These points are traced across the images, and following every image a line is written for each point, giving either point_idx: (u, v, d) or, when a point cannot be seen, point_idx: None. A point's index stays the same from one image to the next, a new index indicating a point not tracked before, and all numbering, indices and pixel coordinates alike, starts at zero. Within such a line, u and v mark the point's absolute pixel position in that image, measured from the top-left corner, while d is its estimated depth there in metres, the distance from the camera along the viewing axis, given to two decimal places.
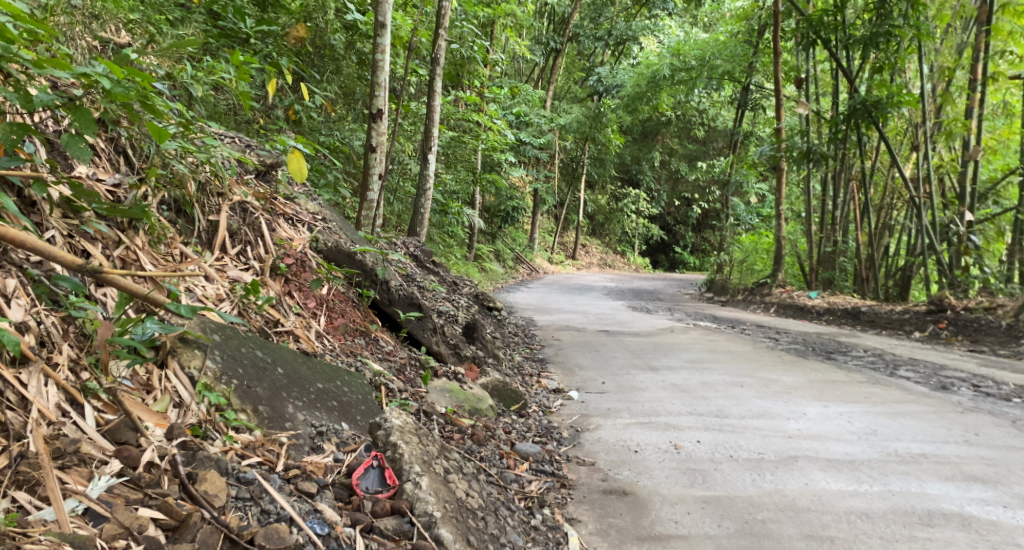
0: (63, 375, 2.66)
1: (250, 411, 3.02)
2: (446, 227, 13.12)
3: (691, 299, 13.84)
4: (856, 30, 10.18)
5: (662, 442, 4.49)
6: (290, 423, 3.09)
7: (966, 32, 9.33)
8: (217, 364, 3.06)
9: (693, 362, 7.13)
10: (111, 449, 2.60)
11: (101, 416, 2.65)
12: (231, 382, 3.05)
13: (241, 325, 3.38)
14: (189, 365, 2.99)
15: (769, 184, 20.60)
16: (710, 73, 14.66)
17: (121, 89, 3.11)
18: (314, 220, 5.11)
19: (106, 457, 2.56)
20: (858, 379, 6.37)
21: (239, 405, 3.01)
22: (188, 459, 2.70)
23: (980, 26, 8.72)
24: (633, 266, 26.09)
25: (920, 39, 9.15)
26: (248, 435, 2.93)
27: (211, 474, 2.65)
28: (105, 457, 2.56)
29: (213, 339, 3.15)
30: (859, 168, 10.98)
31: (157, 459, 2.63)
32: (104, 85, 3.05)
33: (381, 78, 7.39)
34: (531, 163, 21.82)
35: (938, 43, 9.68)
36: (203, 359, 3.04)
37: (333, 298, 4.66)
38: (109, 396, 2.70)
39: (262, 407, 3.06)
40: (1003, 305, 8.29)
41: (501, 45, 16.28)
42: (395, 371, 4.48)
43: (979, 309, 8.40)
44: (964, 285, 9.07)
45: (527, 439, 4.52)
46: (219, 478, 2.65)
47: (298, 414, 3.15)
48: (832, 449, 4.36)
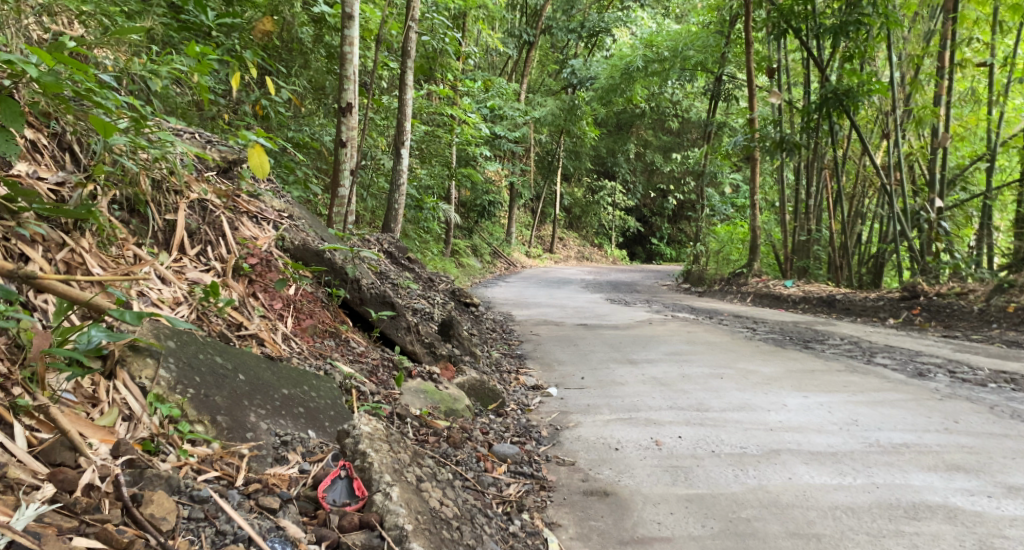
0: None
1: (207, 422, 2.85)
2: (421, 222, 12.94)
3: (669, 290, 13.76)
4: (826, 18, 10.15)
5: (643, 438, 4.37)
6: (251, 434, 2.92)
7: (933, 20, 9.27)
8: (171, 373, 2.89)
9: (672, 355, 7.02)
10: (45, 472, 2.40)
11: (34, 436, 2.46)
12: (187, 391, 2.89)
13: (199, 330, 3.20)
14: (140, 375, 2.82)
15: (742, 174, 20.56)
16: (683, 64, 14.58)
17: (50, 78, 3.05)
18: (280, 218, 4.93)
19: (39, 481, 2.37)
20: (836, 368, 6.30)
21: (195, 415, 2.84)
22: (134, 479, 2.52)
23: (947, 13, 8.70)
24: (611, 259, 26.00)
25: (889, 27, 9.12)
26: (205, 448, 2.77)
27: (159, 495, 2.47)
28: (37, 481, 2.37)
29: (168, 346, 2.98)
30: (832, 157, 10.93)
31: (98, 481, 2.44)
32: (31, 73, 2.98)
33: (349, 71, 7.20)
34: (506, 157, 21.67)
35: (906, 30, 9.66)
36: (156, 369, 2.87)
37: (300, 298, 4.48)
38: (43, 413, 2.51)
39: (221, 417, 2.90)
40: (975, 289, 8.27)
41: (473, 38, 16.09)
42: (367, 373, 4.31)
43: (951, 294, 8.37)
44: (937, 270, 9.05)
45: (504, 440, 4.37)
46: (168, 499, 2.48)
47: (260, 423, 2.99)
48: (814, 441, 4.25)
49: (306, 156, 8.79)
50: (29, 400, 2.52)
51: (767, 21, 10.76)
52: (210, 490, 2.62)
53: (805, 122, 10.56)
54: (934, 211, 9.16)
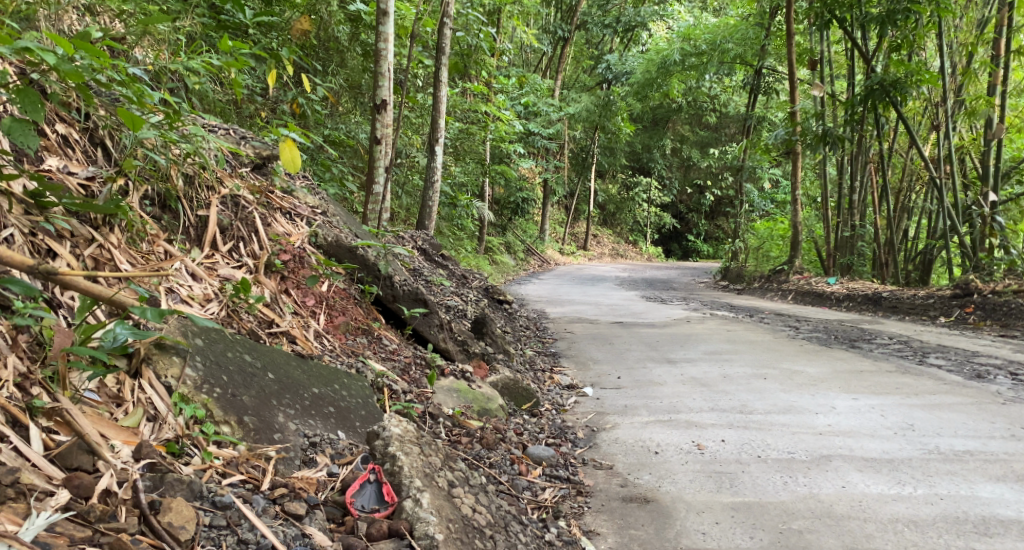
0: (6, 393, 2.39)
1: (235, 423, 2.78)
2: (455, 219, 12.86)
3: (706, 288, 13.55)
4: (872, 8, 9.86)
5: (684, 442, 4.23)
6: (279, 435, 2.85)
7: (987, 7, 8.97)
8: (197, 372, 2.83)
9: (712, 354, 6.85)
10: (60, 477, 2.31)
11: (51, 439, 2.38)
12: (213, 391, 2.82)
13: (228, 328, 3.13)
14: (166, 374, 2.76)
15: (783, 169, 20.17)
16: (721, 57, 14.33)
17: (69, 66, 2.85)
18: (313, 214, 4.86)
19: (53, 487, 2.27)
20: (886, 369, 6.09)
21: (221, 416, 2.77)
22: (154, 484, 2.44)
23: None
24: (646, 256, 25.76)
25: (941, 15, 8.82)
26: (231, 450, 2.69)
27: (177, 502, 2.38)
28: (51, 487, 2.27)
29: (195, 344, 2.92)
30: (878, 151, 10.65)
31: (115, 487, 2.35)
32: (48, 60, 2.79)
33: (385, 67, 7.13)
34: (541, 154, 21.54)
35: (958, 19, 9.34)
36: (182, 368, 2.81)
37: (333, 295, 4.41)
38: (61, 415, 2.44)
39: (248, 417, 2.83)
40: None
41: (508, 34, 15.99)
42: (399, 371, 4.22)
43: (1006, 292, 8.08)
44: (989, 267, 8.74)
45: (539, 441, 4.26)
46: (187, 507, 2.39)
47: (289, 423, 2.91)
48: (868, 447, 4.09)
49: (340, 153, 8.75)
50: (47, 400, 2.45)
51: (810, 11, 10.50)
52: (233, 495, 2.53)
53: (849, 115, 10.29)
54: (987, 206, 8.86)
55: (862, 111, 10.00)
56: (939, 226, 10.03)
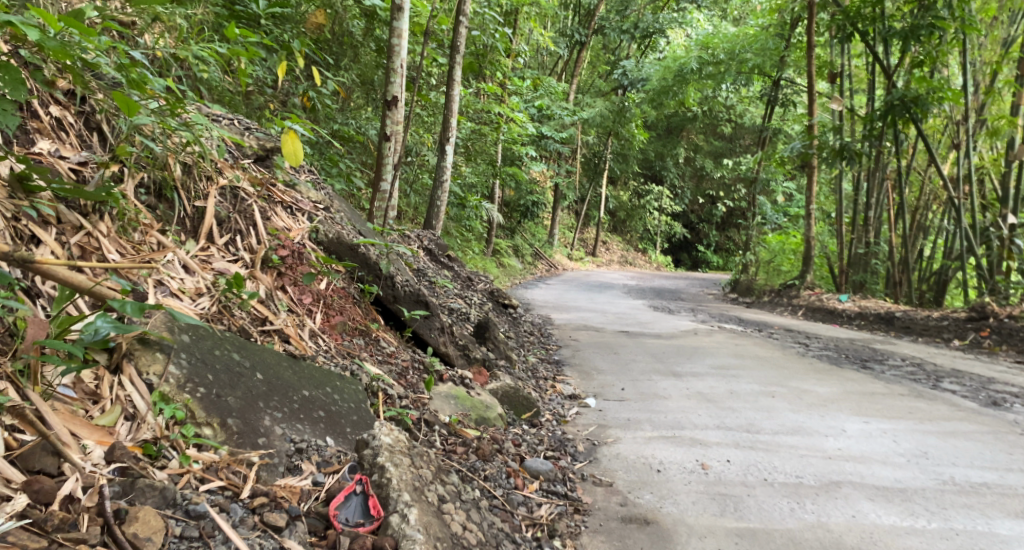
0: None
1: (217, 425, 2.67)
2: (464, 220, 12.75)
3: (715, 299, 13.41)
4: (895, 22, 9.70)
5: (688, 460, 4.10)
6: (263, 440, 2.73)
7: (1013, 26, 8.85)
8: (181, 370, 2.71)
9: (718, 369, 6.71)
10: (20, 480, 2.24)
11: (15, 439, 2.30)
12: (197, 390, 2.71)
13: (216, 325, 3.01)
14: (148, 371, 2.65)
15: (796, 183, 20.03)
16: (739, 67, 14.19)
17: (53, 44, 2.69)
18: (315, 209, 4.75)
19: (11, 492, 2.20)
20: (899, 392, 5.94)
21: (203, 417, 2.66)
22: (123, 489, 2.35)
23: None
24: (654, 265, 25.62)
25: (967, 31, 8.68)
26: (212, 454, 2.59)
27: (145, 512, 2.30)
28: (9, 492, 2.20)
29: (180, 340, 2.80)
30: (895, 168, 10.50)
31: (79, 494, 2.28)
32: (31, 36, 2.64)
33: (398, 63, 7.02)
34: (553, 158, 21.41)
35: (982, 37, 9.18)
36: (166, 365, 2.69)
37: (331, 294, 4.29)
38: (29, 412, 2.35)
39: (232, 419, 2.71)
40: None
41: (524, 36, 15.90)
42: (396, 375, 4.11)
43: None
44: (1005, 291, 8.58)
45: (537, 454, 4.13)
46: (155, 517, 2.31)
47: (275, 427, 2.80)
48: (880, 474, 3.95)
49: (350, 149, 8.64)
50: (13, 397, 2.35)
51: (831, 24, 10.36)
52: (209, 503, 2.45)
53: (869, 130, 10.20)
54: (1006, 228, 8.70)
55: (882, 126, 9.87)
56: (956, 247, 9.87)
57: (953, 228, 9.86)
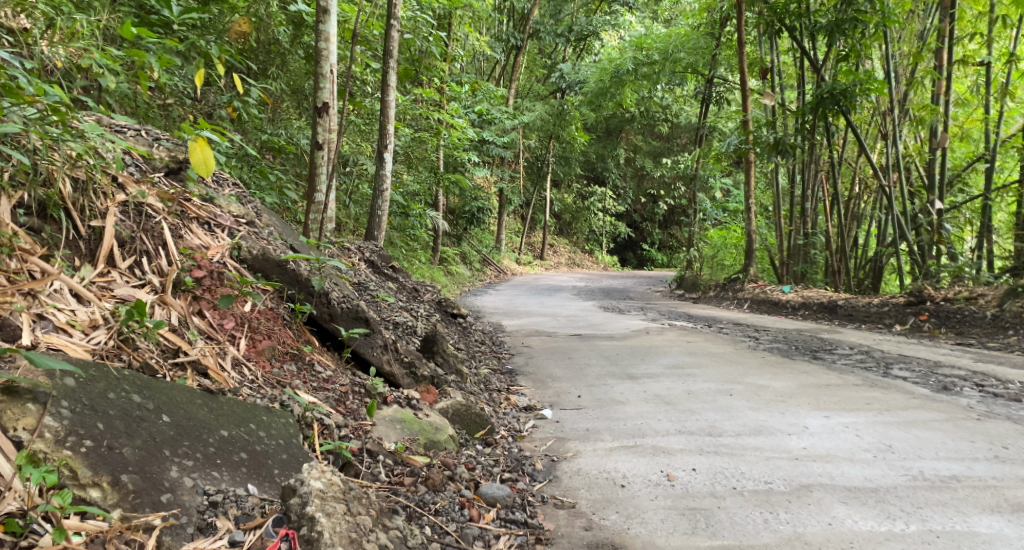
0: None
1: (108, 485, 2.55)
2: (408, 230, 12.35)
3: (662, 297, 13.26)
4: (821, 17, 9.66)
5: (652, 472, 3.79)
6: (168, 496, 2.63)
7: (928, 17, 8.85)
8: (61, 421, 2.59)
9: (674, 368, 6.46)
10: None
11: None
12: (84, 445, 2.59)
13: (114, 365, 2.90)
14: (17, 427, 2.52)
15: (733, 178, 20.01)
16: (673, 66, 14.06)
17: None
18: (237, 224, 4.34)
19: None
20: (853, 382, 5.76)
21: (90, 477, 2.54)
22: None
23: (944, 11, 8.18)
24: (601, 266, 25.46)
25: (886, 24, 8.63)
26: (98, 522, 2.49)
27: None
28: None
29: (65, 385, 2.69)
30: (828, 159, 10.46)
31: None
32: None
33: (325, 69, 6.62)
34: (496, 164, 21.05)
35: (902, 29, 9.15)
36: (39, 417, 2.56)
37: (257, 316, 3.92)
38: None
39: (126, 476, 2.60)
40: (985, 293, 7.75)
41: (459, 42, 15.58)
42: (333, 402, 3.73)
43: (959, 298, 7.84)
44: (936, 274, 8.57)
45: (493, 477, 3.78)
46: None
47: (183, 478, 2.69)
48: (849, 474, 3.68)
49: (281, 160, 8.17)
50: None
51: (761, 19, 10.28)
52: None
53: (800, 123, 10.03)
54: (936, 213, 8.69)
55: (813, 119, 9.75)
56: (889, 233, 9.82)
57: (884, 214, 9.84)
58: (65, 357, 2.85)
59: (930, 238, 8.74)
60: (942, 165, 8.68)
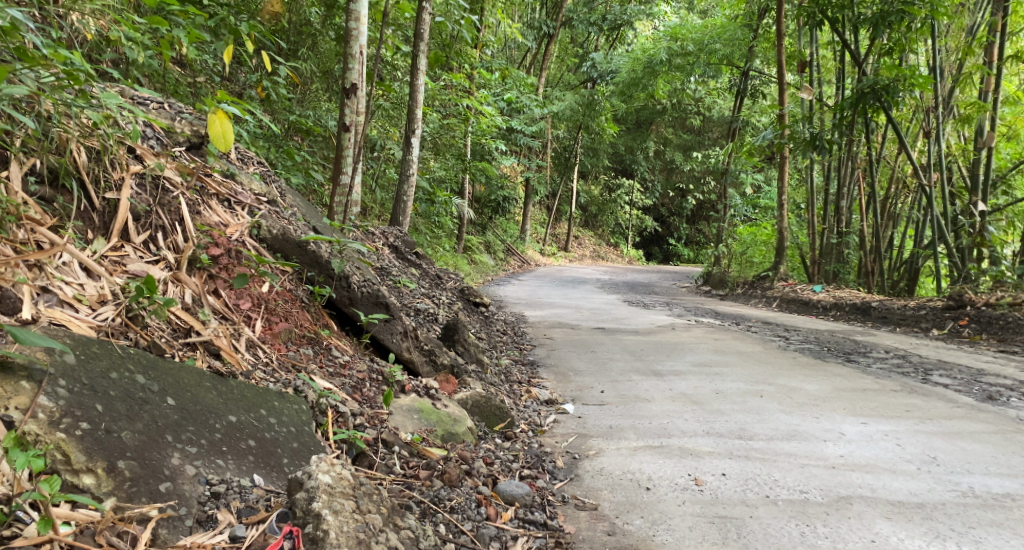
0: None
1: (103, 472, 2.44)
2: (433, 217, 12.21)
3: (688, 293, 13.03)
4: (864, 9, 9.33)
5: (679, 475, 3.62)
6: (166, 486, 2.51)
7: (978, 12, 8.53)
8: (56, 401, 2.49)
9: (701, 366, 6.27)
10: None
11: None
12: (80, 427, 2.48)
13: (119, 344, 2.80)
14: (12, 407, 2.42)
15: (764, 175, 19.66)
16: (708, 58, 13.75)
17: None
18: (257, 203, 4.22)
19: None
20: (890, 388, 5.54)
21: (84, 463, 2.43)
22: None
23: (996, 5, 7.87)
24: (627, 259, 25.22)
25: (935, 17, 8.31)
26: (88, 512, 2.36)
27: None
28: None
29: (64, 362, 2.60)
30: (865, 157, 10.17)
31: None
32: None
33: (356, 49, 6.46)
34: (523, 152, 20.85)
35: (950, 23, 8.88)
36: (34, 396, 2.47)
37: (275, 298, 3.80)
38: None
39: (122, 463, 2.49)
40: None
41: (491, 28, 15.38)
42: (350, 389, 3.60)
43: (1001, 305, 7.56)
44: (976, 279, 8.29)
45: (512, 473, 3.63)
46: None
47: (185, 465, 2.59)
48: (892, 487, 3.49)
49: (308, 142, 8.03)
50: None
51: (801, 11, 9.97)
52: None
53: (837, 119, 9.73)
54: (978, 216, 8.38)
55: (851, 115, 9.45)
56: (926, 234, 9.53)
57: (920, 215, 9.55)
58: (69, 333, 2.73)
59: (972, 241, 8.44)
60: (986, 165, 8.37)
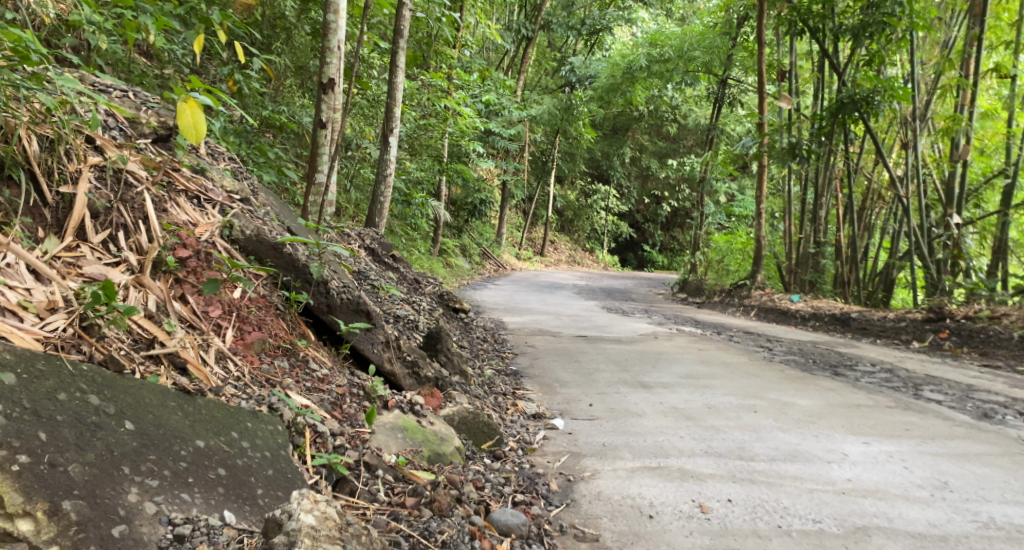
0: None
1: (46, 514, 2.21)
2: (408, 218, 11.88)
3: (664, 300, 12.82)
4: (846, 19, 9.14)
5: (683, 501, 3.38)
6: (121, 529, 2.28)
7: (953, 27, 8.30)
8: None
9: (689, 378, 6.03)
10: None
11: None
12: (17, 462, 2.24)
13: (68, 361, 2.54)
14: None
15: (739, 183, 19.50)
16: (687, 65, 13.52)
17: None
18: (230, 201, 3.93)
19: None
20: (885, 404, 5.33)
21: (20, 505, 2.19)
22: None
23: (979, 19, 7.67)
24: (602, 265, 25.01)
25: (916, 30, 8.06)
26: None
27: None
28: None
29: (3, 383, 2.35)
30: (843, 168, 9.96)
31: None
32: None
33: (333, 42, 6.14)
34: (500, 155, 20.57)
35: (926, 36, 8.64)
36: None
37: (248, 305, 3.50)
38: None
39: (69, 503, 2.25)
40: (1009, 313, 7.30)
41: (470, 29, 15.06)
42: (329, 405, 3.31)
43: (983, 317, 7.40)
44: (951, 291, 8.08)
45: (504, 498, 3.36)
46: None
47: (142, 503, 2.35)
48: (909, 516, 3.27)
49: (282, 139, 7.69)
50: None
51: (782, 19, 9.74)
52: None
53: (817, 127, 9.52)
54: (954, 228, 8.16)
55: (831, 125, 9.25)
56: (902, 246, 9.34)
57: (897, 225, 9.37)
58: (10, 347, 2.47)
59: (949, 254, 8.25)
60: (961, 178, 8.17)
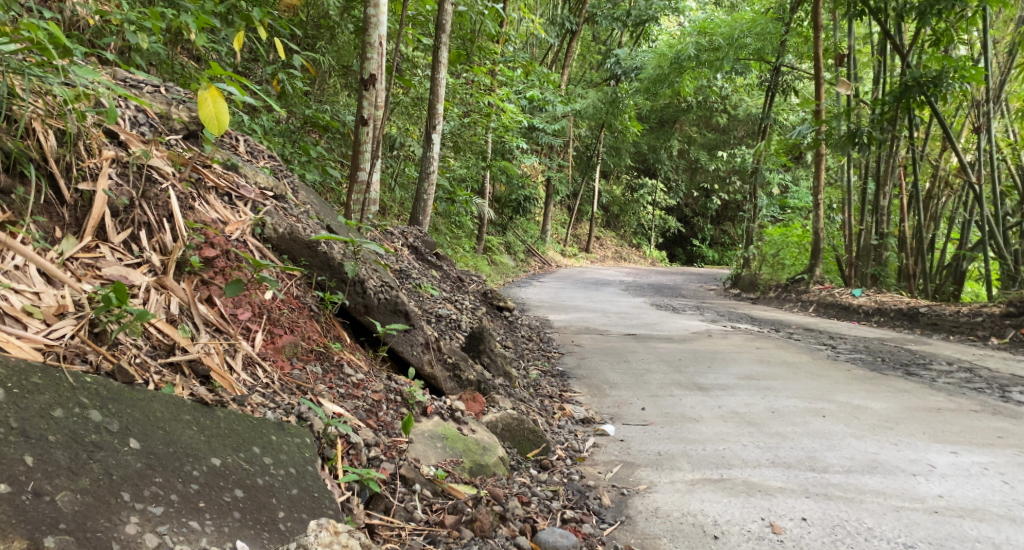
0: None
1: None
2: (452, 216, 11.66)
3: (716, 296, 12.41)
4: None
5: (751, 519, 3.09)
6: None
7: None
8: None
9: (747, 379, 5.69)
10: None
11: None
12: None
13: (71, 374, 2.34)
14: None
15: (793, 174, 18.87)
16: (737, 53, 13.03)
17: None
18: (262, 198, 3.73)
19: None
20: (968, 407, 4.93)
21: None
22: None
23: None
24: (649, 260, 24.56)
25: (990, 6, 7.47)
26: None
27: None
28: None
29: None
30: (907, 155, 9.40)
31: None
32: None
33: (375, 35, 5.91)
34: (544, 152, 20.30)
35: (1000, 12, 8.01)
36: None
37: (280, 307, 3.30)
38: None
39: (51, 539, 2.04)
40: None
41: (512, 23, 14.80)
42: (364, 413, 3.09)
43: None
44: None
45: (553, 515, 3.10)
46: None
47: (143, 534, 2.14)
48: (1018, 542, 2.94)
49: (326, 138, 7.50)
50: None
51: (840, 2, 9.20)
52: None
53: (879, 113, 9.01)
54: None
55: (894, 110, 8.74)
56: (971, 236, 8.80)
57: (966, 214, 8.83)
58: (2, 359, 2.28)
59: None
60: None
